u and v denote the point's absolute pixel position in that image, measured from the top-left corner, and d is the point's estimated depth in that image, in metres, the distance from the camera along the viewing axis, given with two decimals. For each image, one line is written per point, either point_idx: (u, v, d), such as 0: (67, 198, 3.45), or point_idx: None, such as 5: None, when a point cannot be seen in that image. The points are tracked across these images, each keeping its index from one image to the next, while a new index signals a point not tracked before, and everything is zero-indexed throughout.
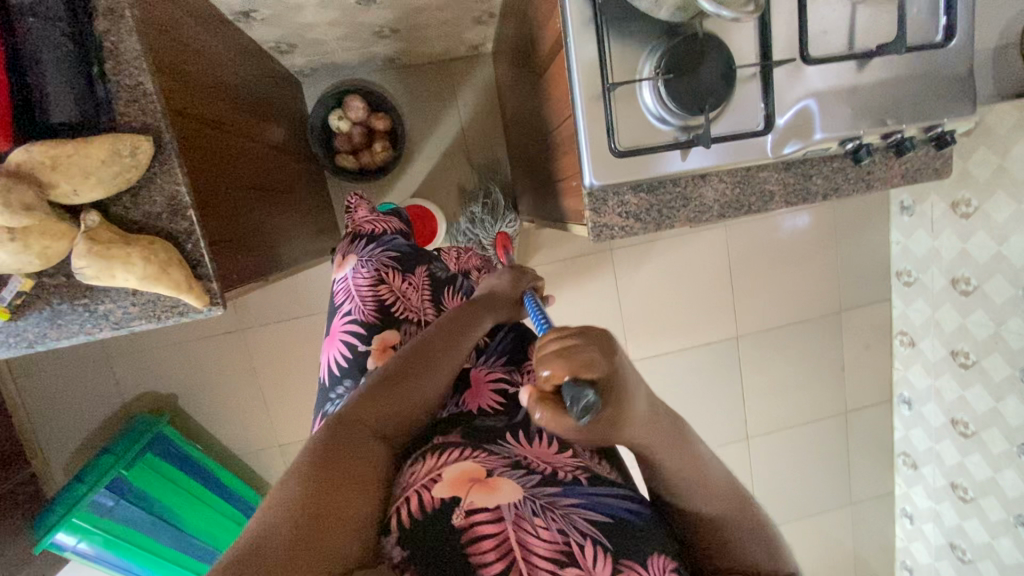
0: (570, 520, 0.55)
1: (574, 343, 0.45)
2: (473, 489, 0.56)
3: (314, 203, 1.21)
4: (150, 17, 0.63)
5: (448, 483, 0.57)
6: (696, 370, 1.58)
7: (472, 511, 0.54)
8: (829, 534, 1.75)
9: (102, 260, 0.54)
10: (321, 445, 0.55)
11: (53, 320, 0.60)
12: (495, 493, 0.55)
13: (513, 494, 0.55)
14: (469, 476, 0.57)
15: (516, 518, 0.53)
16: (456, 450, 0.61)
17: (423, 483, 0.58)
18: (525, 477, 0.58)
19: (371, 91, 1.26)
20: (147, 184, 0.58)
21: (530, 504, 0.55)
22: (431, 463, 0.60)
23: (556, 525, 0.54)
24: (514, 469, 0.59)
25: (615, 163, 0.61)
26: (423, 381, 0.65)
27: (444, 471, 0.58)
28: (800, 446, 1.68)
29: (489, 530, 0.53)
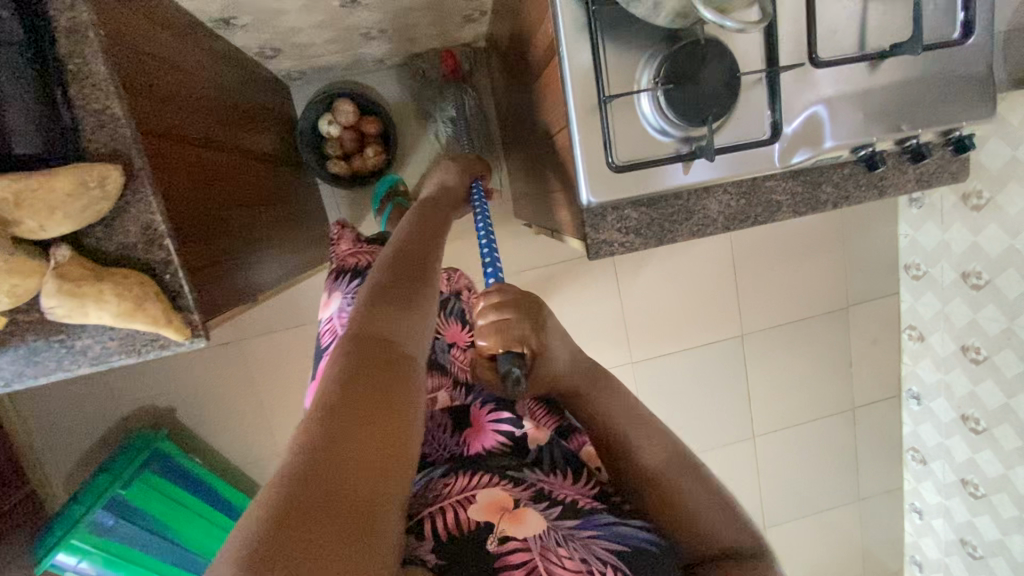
0: (591, 550, 0.51)
1: (509, 318, 0.62)
2: (504, 516, 0.53)
3: (306, 213, 1.18)
4: (118, 33, 0.60)
5: (482, 505, 0.54)
6: (701, 369, 1.55)
7: (505, 538, 0.51)
8: (838, 529, 1.74)
9: (73, 297, 0.52)
10: (350, 377, 0.42)
11: (30, 358, 0.57)
12: (524, 523, 0.52)
13: (539, 525, 0.52)
14: (501, 502, 0.55)
15: (542, 550, 0.50)
16: (487, 476, 0.60)
17: (458, 500, 0.55)
18: (549, 509, 0.56)
19: (361, 93, 1.22)
20: (120, 214, 0.55)
21: (554, 535, 0.52)
22: (465, 481, 0.58)
23: (580, 555, 0.50)
24: (539, 500, 0.57)
25: (614, 178, 0.58)
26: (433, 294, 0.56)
27: (479, 493, 0.56)
28: (808, 443, 1.66)
29: (519, 556, 0.49)
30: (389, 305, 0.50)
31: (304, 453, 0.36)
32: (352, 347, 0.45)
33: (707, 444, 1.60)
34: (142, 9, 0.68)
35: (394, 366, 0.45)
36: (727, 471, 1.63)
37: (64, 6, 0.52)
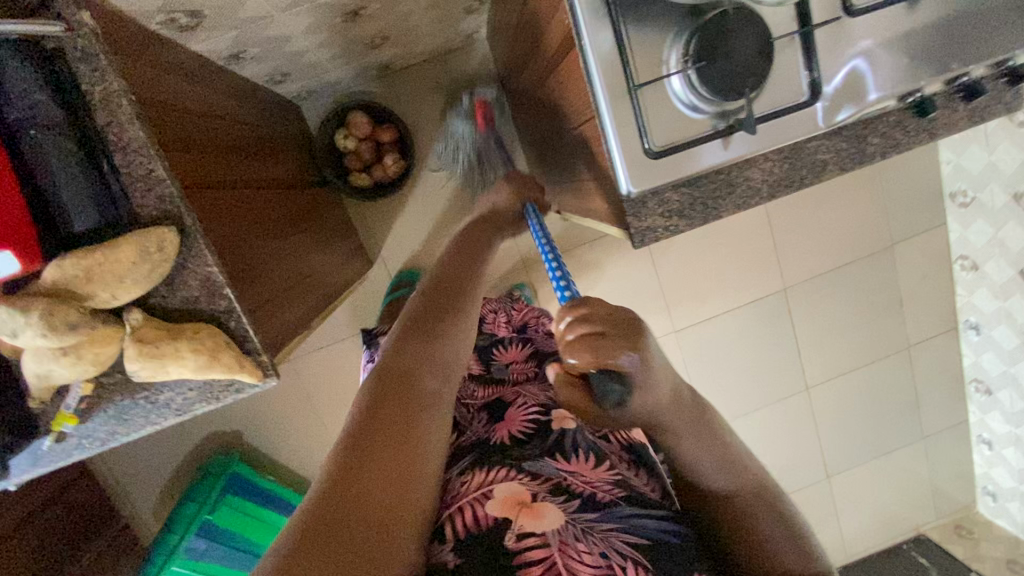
0: (612, 543, 0.53)
1: (604, 333, 0.44)
2: (522, 512, 0.55)
3: (336, 232, 1.17)
4: (148, 95, 0.61)
5: (497, 501, 0.57)
6: (746, 329, 1.53)
7: (522, 534, 0.53)
8: (904, 468, 1.72)
9: (152, 357, 0.54)
10: (373, 406, 0.55)
11: (119, 417, 0.61)
12: (541, 519, 0.54)
13: (557, 520, 0.54)
14: (516, 499, 0.57)
15: (560, 544, 0.52)
16: (503, 470, 0.61)
17: (475, 497, 0.58)
18: (567, 502, 0.57)
19: (370, 102, 1.22)
20: (180, 271, 0.57)
21: (572, 529, 0.54)
22: (482, 478, 0.61)
23: (598, 549, 0.53)
24: (556, 492, 0.58)
25: (652, 165, 0.57)
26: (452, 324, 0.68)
27: (494, 489, 0.59)
28: (864, 387, 1.63)
29: (537, 554, 0.52)
30: (410, 342, 0.63)
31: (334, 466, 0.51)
32: (377, 378, 0.58)
33: (760, 401, 1.59)
34: (159, 62, 0.69)
35: (409, 408, 0.56)
36: (784, 425, 1.62)
37: (96, 78, 0.53)
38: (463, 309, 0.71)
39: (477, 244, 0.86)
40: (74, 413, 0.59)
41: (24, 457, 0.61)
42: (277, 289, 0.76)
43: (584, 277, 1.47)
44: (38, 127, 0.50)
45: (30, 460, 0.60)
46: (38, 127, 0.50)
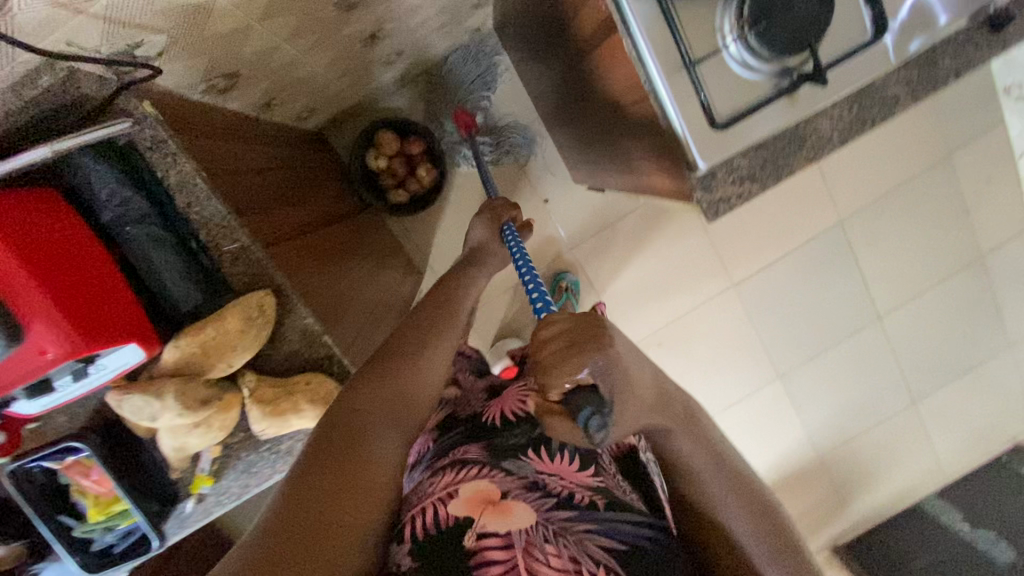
0: (582, 545, 0.59)
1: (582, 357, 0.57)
2: (486, 513, 0.61)
3: (386, 253, 1.19)
4: (212, 168, 0.67)
5: (462, 502, 0.63)
6: (807, 269, 1.49)
7: (483, 533, 0.59)
8: (994, 380, 1.65)
9: (275, 415, 0.57)
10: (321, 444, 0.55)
11: (248, 470, 0.64)
12: (507, 518, 0.60)
13: (524, 521, 0.59)
14: (484, 499, 0.63)
15: (525, 546, 0.57)
16: (473, 469, 0.68)
17: (440, 497, 0.64)
18: (539, 500, 0.63)
19: (395, 119, 1.24)
20: (280, 328, 0.60)
21: (542, 529, 0.59)
22: (450, 478, 0.68)
23: (568, 552, 0.58)
24: (530, 490, 0.64)
25: (720, 135, 0.56)
26: (418, 361, 0.65)
27: (460, 489, 0.65)
28: (940, 306, 1.57)
29: (497, 555, 0.57)
30: (368, 382, 0.61)
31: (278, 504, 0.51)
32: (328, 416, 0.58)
33: (831, 339, 1.56)
34: (206, 131, 0.71)
35: (363, 454, 0.55)
36: (860, 358, 1.59)
37: (167, 163, 0.61)
38: (438, 339, 0.68)
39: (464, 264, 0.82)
40: (209, 474, 0.63)
41: (175, 520, 0.70)
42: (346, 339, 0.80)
43: (632, 248, 1.45)
44: (131, 224, 0.60)
45: (178, 523, 0.70)
46: (131, 223, 0.60)
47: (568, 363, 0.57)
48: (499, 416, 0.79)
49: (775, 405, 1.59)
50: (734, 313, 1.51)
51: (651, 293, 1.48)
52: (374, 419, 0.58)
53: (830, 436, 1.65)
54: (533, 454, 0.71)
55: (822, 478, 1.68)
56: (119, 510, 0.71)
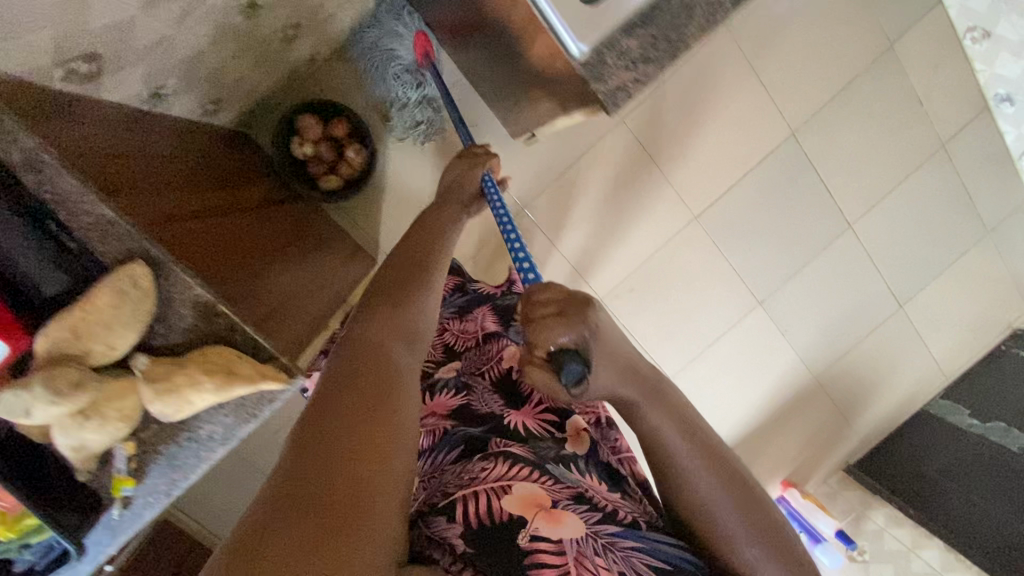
0: (629, 562, 0.61)
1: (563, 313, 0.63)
2: (540, 515, 0.62)
3: (327, 240, 1.14)
4: (89, 154, 0.73)
5: (517, 498, 0.63)
6: (766, 190, 1.45)
7: (535, 537, 0.60)
8: (978, 270, 1.62)
9: (169, 393, 0.51)
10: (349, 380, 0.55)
11: (172, 464, 0.60)
12: (560, 525, 0.61)
13: (576, 531, 0.62)
14: (536, 501, 0.63)
15: (577, 555, 0.60)
16: (526, 467, 0.68)
17: (494, 488, 0.64)
18: (588, 513, 0.64)
19: (313, 100, 1.17)
20: (166, 304, 0.55)
21: (592, 542, 0.61)
22: (502, 470, 0.67)
23: (617, 568, 0.60)
24: (578, 501, 0.66)
25: (592, 18, 0.62)
26: (416, 301, 0.69)
27: (514, 485, 0.64)
28: (909, 205, 1.53)
29: (552, 560, 0.58)
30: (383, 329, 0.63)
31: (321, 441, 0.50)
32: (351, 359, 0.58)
33: (806, 257, 1.52)
34: (84, 122, 0.75)
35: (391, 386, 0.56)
36: (839, 270, 1.55)
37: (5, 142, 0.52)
38: (427, 284, 0.72)
39: (438, 223, 0.86)
40: (130, 475, 0.59)
41: (86, 558, 0.62)
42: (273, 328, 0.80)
43: (587, 198, 1.41)
44: None
45: (106, 537, 0.60)
46: None
47: (560, 324, 0.62)
48: (521, 426, 0.81)
49: (762, 332, 1.56)
50: (704, 246, 1.47)
51: (615, 238, 1.44)
52: (403, 344, 0.62)
53: (822, 356, 1.62)
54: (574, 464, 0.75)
55: (821, 397, 1.66)
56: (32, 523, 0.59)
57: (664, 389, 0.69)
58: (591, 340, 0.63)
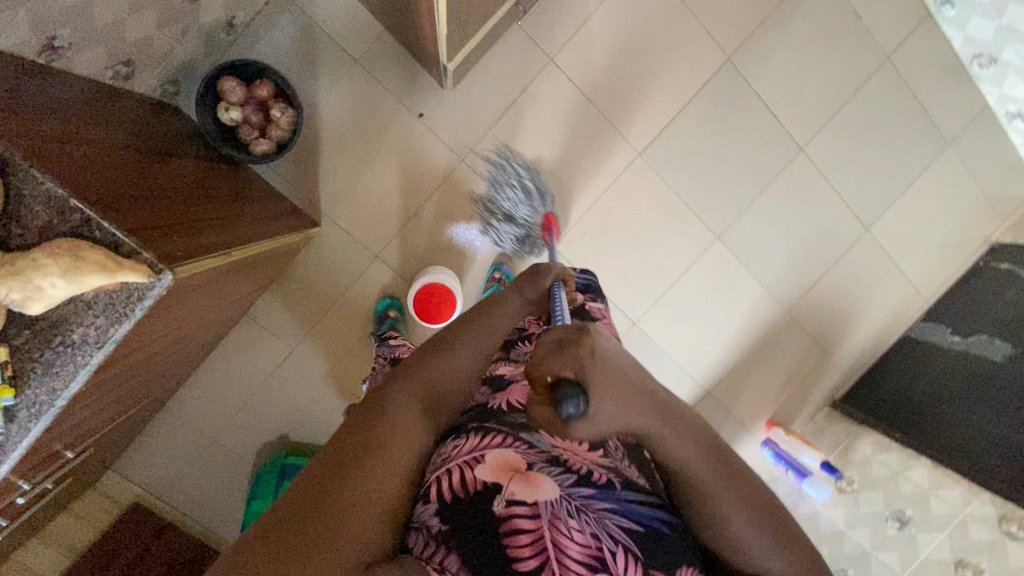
0: (602, 525, 0.64)
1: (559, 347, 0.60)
2: (513, 480, 0.65)
3: (258, 198, 1.16)
4: None
5: (490, 467, 0.67)
6: (708, 119, 1.43)
7: (511, 501, 0.63)
8: (943, 184, 1.57)
9: (14, 275, 0.51)
10: (359, 429, 0.66)
11: (50, 372, 0.60)
12: (534, 488, 0.65)
13: (550, 494, 0.65)
14: (509, 466, 0.67)
15: (551, 518, 0.63)
16: (497, 438, 0.71)
17: (467, 460, 0.68)
18: (561, 476, 0.68)
19: (231, 61, 1.18)
20: (20, 202, 0.56)
21: (565, 505, 0.65)
22: (475, 441, 0.71)
23: (590, 529, 0.64)
24: (552, 465, 0.69)
25: None
26: (443, 362, 0.78)
27: (487, 454, 0.68)
28: (861, 121, 1.50)
29: (525, 525, 0.61)
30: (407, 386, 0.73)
31: (319, 476, 0.62)
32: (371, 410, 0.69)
33: (759, 184, 1.48)
34: None
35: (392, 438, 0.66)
36: (796, 195, 1.51)
37: None
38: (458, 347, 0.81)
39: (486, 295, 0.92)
40: (6, 382, 0.58)
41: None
42: (207, 240, 0.80)
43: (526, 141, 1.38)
44: None
45: None
46: None
47: (560, 358, 0.58)
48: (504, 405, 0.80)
49: (722, 268, 1.53)
50: (652, 184, 1.44)
51: (559, 183, 1.42)
52: (406, 407, 0.71)
53: (791, 286, 1.57)
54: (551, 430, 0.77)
55: (796, 332, 1.61)
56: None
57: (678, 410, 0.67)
58: (590, 370, 0.58)
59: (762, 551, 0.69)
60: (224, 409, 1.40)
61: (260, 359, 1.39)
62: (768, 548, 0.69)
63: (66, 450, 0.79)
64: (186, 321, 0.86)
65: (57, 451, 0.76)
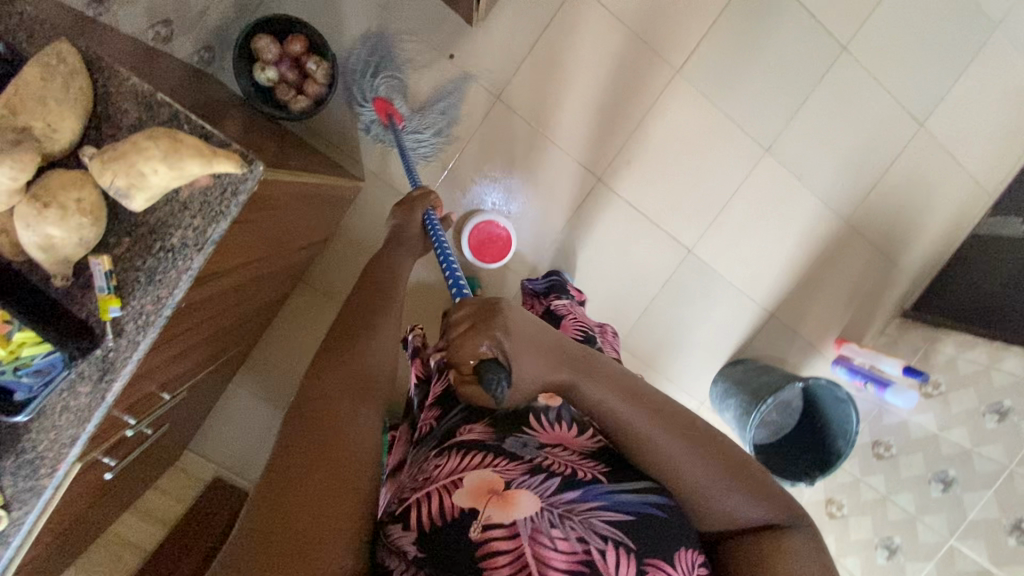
0: (589, 525, 0.62)
1: (473, 324, 0.65)
2: (489, 503, 0.63)
3: (302, 150, 1.16)
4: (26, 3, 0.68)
5: (467, 492, 0.64)
6: (745, 26, 1.38)
7: (486, 525, 0.61)
8: (999, 69, 1.50)
9: (119, 160, 0.51)
10: (300, 433, 0.59)
11: (153, 280, 0.59)
12: (511, 508, 0.62)
13: (531, 509, 0.62)
14: (488, 488, 0.64)
15: (532, 534, 0.60)
16: (477, 457, 0.68)
17: (445, 484, 0.66)
18: (543, 485, 0.65)
19: (266, 17, 1.17)
20: (110, 100, 0.55)
21: (549, 514, 0.62)
22: (454, 464, 0.68)
23: (575, 534, 0.61)
24: (534, 475, 0.66)
25: None
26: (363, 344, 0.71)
27: (465, 478, 0.66)
28: (905, 10, 1.43)
29: (503, 546, 0.60)
30: (329, 378, 0.65)
31: (273, 489, 0.54)
32: (302, 409, 0.62)
33: (805, 90, 1.43)
34: None
35: (339, 435, 0.59)
36: (844, 97, 1.45)
37: None
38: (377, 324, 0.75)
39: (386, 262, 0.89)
40: (112, 292, 0.57)
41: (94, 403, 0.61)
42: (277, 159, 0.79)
43: (561, 71, 1.35)
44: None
45: (103, 372, 0.60)
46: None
47: (475, 337, 0.64)
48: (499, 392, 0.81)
49: (775, 181, 1.48)
50: (693, 102, 1.41)
51: (599, 112, 1.38)
52: (343, 405, 0.63)
53: (848, 194, 1.52)
54: (534, 432, 0.75)
55: (856, 242, 1.55)
56: (31, 353, 0.56)
57: (591, 366, 0.72)
58: (507, 341, 0.65)
59: (721, 490, 0.69)
60: (291, 378, 1.40)
61: (321, 323, 1.39)
62: (729, 491, 0.69)
63: (163, 392, 0.78)
64: (263, 258, 0.84)
65: (156, 388, 0.75)
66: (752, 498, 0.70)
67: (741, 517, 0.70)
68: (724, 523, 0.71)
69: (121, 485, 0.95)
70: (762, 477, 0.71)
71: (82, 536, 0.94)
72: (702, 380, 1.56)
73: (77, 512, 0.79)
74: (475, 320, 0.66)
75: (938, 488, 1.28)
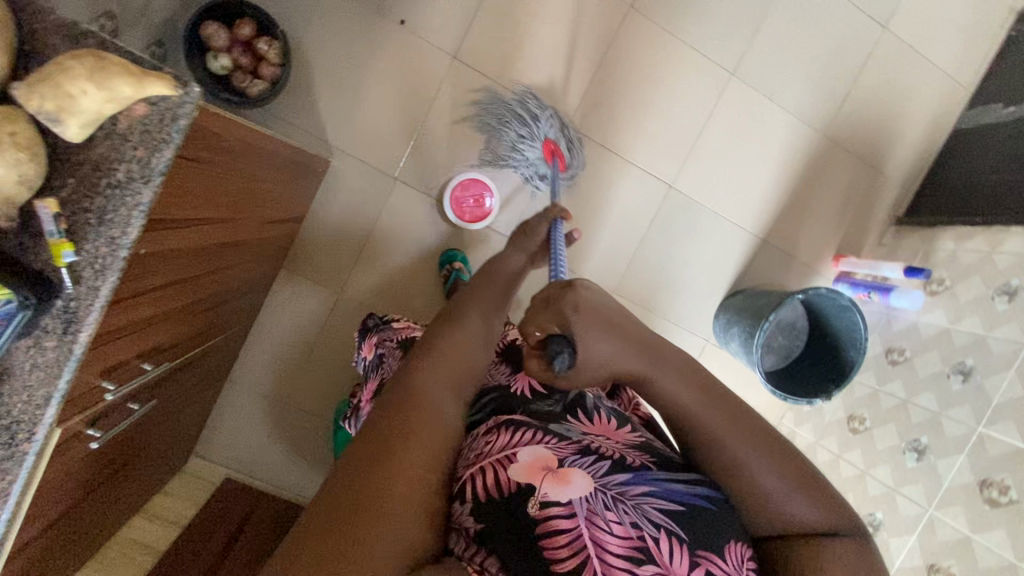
0: (642, 511, 0.61)
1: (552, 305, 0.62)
2: (547, 478, 0.62)
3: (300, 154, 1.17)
4: None
5: (523, 464, 0.63)
6: None
7: (545, 501, 0.60)
8: None
9: (47, 84, 0.50)
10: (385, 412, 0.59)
11: (104, 220, 0.57)
12: (568, 486, 0.61)
13: (584, 489, 0.61)
14: (542, 464, 0.63)
15: (588, 515, 0.59)
16: (526, 432, 0.67)
17: (498, 458, 0.65)
18: (595, 467, 0.64)
19: (209, 5, 1.17)
20: (40, 40, 0.56)
21: (602, 497, 0.61)
22: (505, 439, 0.67)
23: (630, 519, 0.60)
24: (584, 455, 0.65)
25: None
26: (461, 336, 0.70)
27: (519, 452, 0.65)
28: None
29: (565, 525, 0.58)
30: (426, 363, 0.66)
31: (349, 465, 0.55)
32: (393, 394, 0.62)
33: (763, 7, 1.42)
34: None
35: (417, 425, 0.59)
36: (804, 8, 1.44)
37: None
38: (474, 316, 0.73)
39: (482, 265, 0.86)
40: (64, 237, 0.56)
41: (62, 357, 0.59)
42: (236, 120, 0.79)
43: (516, 22, 1.35)
44: None
45: (68, 323, 0.59)
46: None
47: (547, 313, 0.62)
48: (526, 387, 0.86)
49: (747, 105, 1.47)
50: (652, 36, 1.40)
51: (559, 60, 1.38)
52: (434, 392, 0.63)
53: (822, 107, 1.50)
54: (577, 419, 0.74)
55: (838, 155, 1.53)
56: None
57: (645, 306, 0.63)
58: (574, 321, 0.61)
59: (782, 492, 0.62)
60: (287, 366, 1.39)
61: (308, 309, 1.38)
62: (791, 499, 0.62)
63: (145, 362, 0.78)
64: (230, 219, 0.84)
65: (136, 354, 0.74)
66: (816, 505, 0.62)
67: (797, 522, 0.63)
68: (779, 531, 0.64)
69: (122, 478, 0.93)
70: (834, 493, 0.63)
71: (88, 538, 0.92)
72: (704, 316, 1.54)
73: (75, 494, 0.77)
74: (554, 294, 0.63)
75: (959, 381, 1.22)
